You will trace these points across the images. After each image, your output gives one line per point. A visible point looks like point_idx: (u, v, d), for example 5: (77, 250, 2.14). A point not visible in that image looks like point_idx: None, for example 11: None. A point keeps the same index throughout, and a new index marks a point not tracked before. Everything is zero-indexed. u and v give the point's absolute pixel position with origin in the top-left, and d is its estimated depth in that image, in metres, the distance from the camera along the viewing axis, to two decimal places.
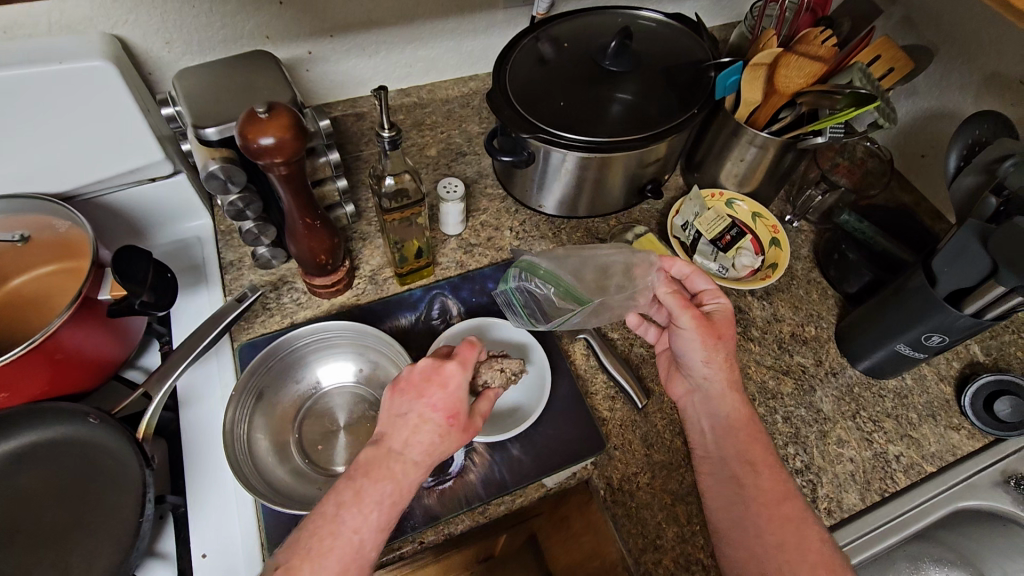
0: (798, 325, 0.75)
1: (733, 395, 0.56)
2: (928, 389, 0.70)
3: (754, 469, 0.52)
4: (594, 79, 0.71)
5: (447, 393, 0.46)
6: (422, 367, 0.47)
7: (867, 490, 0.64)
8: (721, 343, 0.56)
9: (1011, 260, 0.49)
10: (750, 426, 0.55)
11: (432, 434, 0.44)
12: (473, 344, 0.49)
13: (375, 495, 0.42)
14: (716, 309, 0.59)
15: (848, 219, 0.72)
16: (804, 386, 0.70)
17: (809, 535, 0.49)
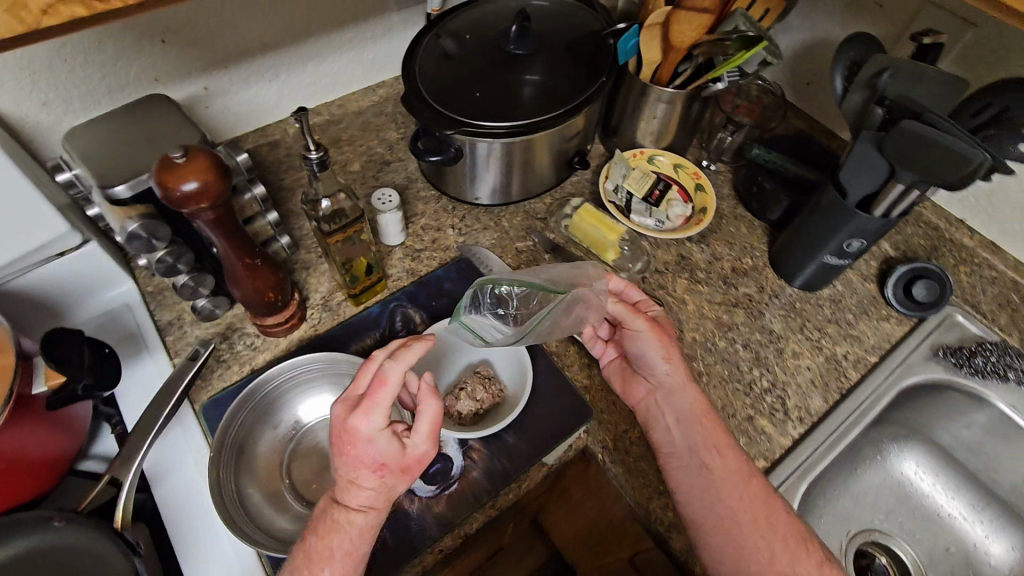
0: (735, 259, 0.80)
1: (691, 389, 0.59)
2: (857, 290, 0.78)
3: (720, 454, 0.56)
4: (502, 65, 0.72)
5: (358, 451, 0.44)
6: (334, 422, 0.46)
7: (827, 391, 0.70)
8: (672, 342, 0.60)
9: (908, 161, 0.55)
10: (703, 415, 0.58)
11: (364, 491, 0.45)
12: (382, 382, 0.45)
13: (328, 553, 0.45)
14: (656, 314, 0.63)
15: (759, 152, 0.79)
16: (754, 312, 0.75)
17: (776, 507, 0.55)
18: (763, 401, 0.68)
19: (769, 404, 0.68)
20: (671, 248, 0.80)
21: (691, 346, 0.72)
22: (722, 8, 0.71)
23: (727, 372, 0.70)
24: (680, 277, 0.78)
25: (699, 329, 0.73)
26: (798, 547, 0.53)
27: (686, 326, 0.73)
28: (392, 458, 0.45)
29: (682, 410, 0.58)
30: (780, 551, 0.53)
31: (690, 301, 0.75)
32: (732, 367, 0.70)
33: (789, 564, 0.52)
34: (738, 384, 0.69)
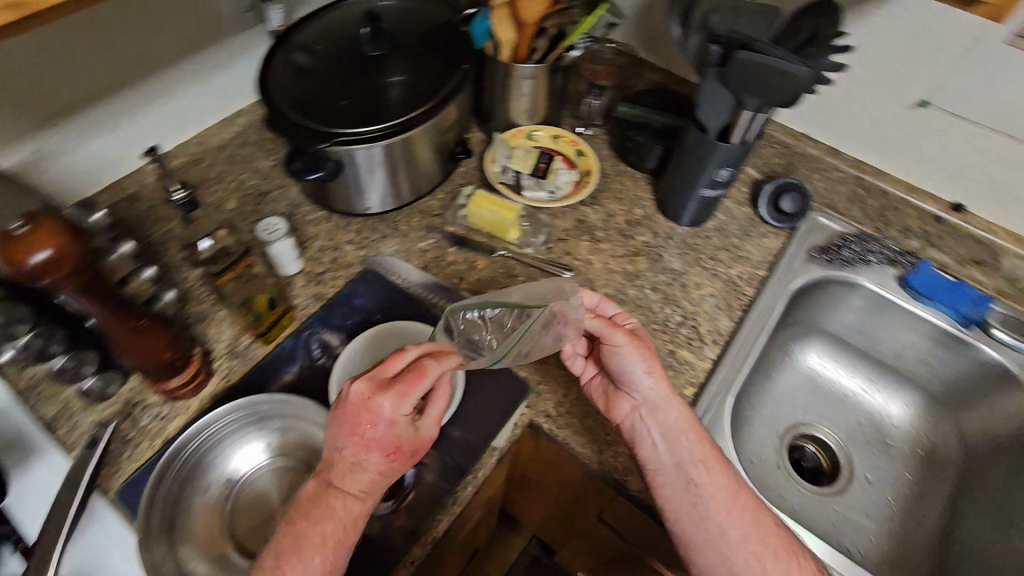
0: (626, 213, 0.85)
1: (675, 399, 0.60)
2: (735, 217, 0.86)
3: (709, 469, 0.57)
4: (362, 69, 0.71)
5: (379, 432, 0.47)
6: (353, 400, 0.48)
7: (732, 311, 0.76)
8: (652, 354, 0.61)
9: (748, 89, 0.62)
10: (691, 426, 0.59)
11: (374, 474, 0.48)
12: (421, 373, 0.49)
13: (320, 536, 0.46)
14: (636, 329, 0.63)
15: (624, 109, 0.86)
16: (655, 257, 0.81)
17: (767, 523, 0.56)
18: (680, 333, 0.73)
19: (685, 335, 0.73)
20: (567, 215, 0.84)
21: None
22: None
23: (643, 316, 0.75)
24: (581, 240, 0.81)
25: (610, 284, 0.77)
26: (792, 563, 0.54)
27: (597, 284, 0.77)
28: (408, 444, 0.49)
29: (668, 425, 0.58)
30: (773, 564, 0.53)
31: (595, 260, 0.79)
32: (646, 311, 0.75)
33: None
34: (655, 324, 0.74)
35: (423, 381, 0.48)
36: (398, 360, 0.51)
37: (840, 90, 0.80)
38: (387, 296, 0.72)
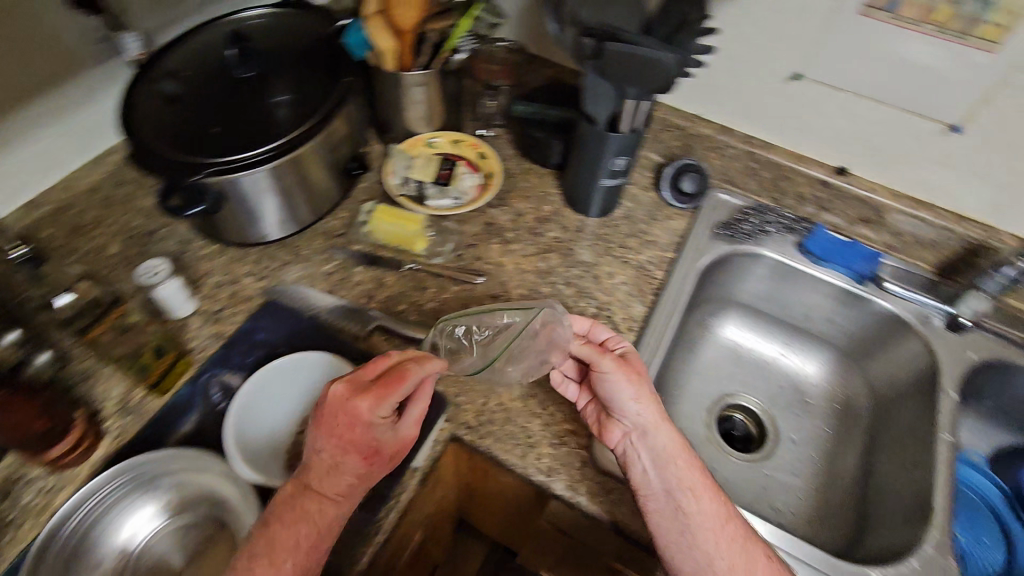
0: (535, 210, 0.85)
1: (665, 425, 0.59)
2: (641, 203, 0.88)
3: (695, 496, 0.57)
4: (234, 92, 0.68)
5: (357, 434, 0.51)
6: (332, 403, 0.52)
7: (644, 296, 0.78)
8: (644, 380, 0.60)
9: (625, 78, 0.63)
10: (681, 451, 0.59)
11: (352, 474, 0.52)
12: (403, 377, 0.52)
13: (294, 539, 0.49)
14: (628, 355, 0.63)
15: (520, 107, 0.86)
16: (566, 251, 0.81)
17: (758, 553, 0.55)
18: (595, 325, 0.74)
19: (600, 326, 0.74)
20: (475, 218, 0.83)
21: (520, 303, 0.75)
22: None
23: None
24: (492, 244, 0.81)
25: (523, 284, 0.77)
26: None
27: (510, 286, 0.77)
28: (385, 448, 0.53)
29: (659, 452, 0.58)
30: None
31: (507, 262, 0.79)
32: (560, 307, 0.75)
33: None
34: None
35: (403, 386, 0.52)
36: (377, 365, 0.54)
37: (723, 70, 0.81)
38: (292, 326, 0.70)
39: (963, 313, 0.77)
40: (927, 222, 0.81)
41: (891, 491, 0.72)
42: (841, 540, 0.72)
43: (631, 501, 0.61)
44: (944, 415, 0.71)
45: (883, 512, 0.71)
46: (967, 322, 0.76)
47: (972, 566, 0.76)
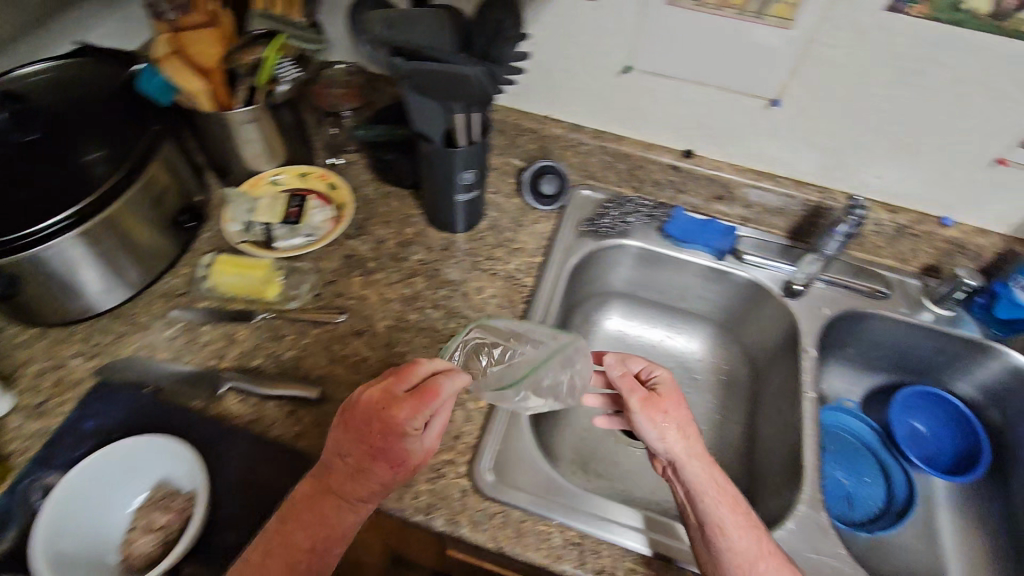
0: (397, 234, 0.83)
1: (704, 456, 0.57)
2: (506, 210, 0.87)
3: (725, 535, 0.53)
4: (14, 158, 0.61)
5: (377, 445, 0.52)
6: (364, 408, 0.53)
7: (515, 306, 0.77)
8: (683, 408, 0.59)
9: (446, 93, 0.62)
10: (720, 480, 0.56)
11: (376, 480, 0.53)
12: (437, 387, 0.52)
13: (309, 538, 0.53)
14: (666, 379, 0.62)
15: (363, 132, 0.82)
16: (432, 272, 0.79)
17: None
18: None
19: None
20: (334, 253, 0.79)
21: (387, 335, 0.72)
22: (220, 19, 0.69)
23: (427, 338, 0.73)
24: (353, 277, 0.77)
25: (390, 315, 0.74)
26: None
27: (376, 319, 0.74)
28: (407, 462, 0.53)
29: (695, 484, 0.56)
30: None
31: (370, 294, 0.76)
32: (430, 332, 0.73)
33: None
34: (441, 343, 0.72)
35: (432, 401, 0.52)
36: (416, 371, 0.55)
37: (561, 71, 0.81)
38: (130, 405, 0.63)
39: (793, 280, 0.81)
40: (770, 191, 0.83)
41: (772, 454, 0.75)
42: None
43: (515, 521, 0.60)
44: (808, 373, 0.75)
45: (768, 478, 0.74)
46: (798, 289, 0.81)
47: (858, 507, 0.81)
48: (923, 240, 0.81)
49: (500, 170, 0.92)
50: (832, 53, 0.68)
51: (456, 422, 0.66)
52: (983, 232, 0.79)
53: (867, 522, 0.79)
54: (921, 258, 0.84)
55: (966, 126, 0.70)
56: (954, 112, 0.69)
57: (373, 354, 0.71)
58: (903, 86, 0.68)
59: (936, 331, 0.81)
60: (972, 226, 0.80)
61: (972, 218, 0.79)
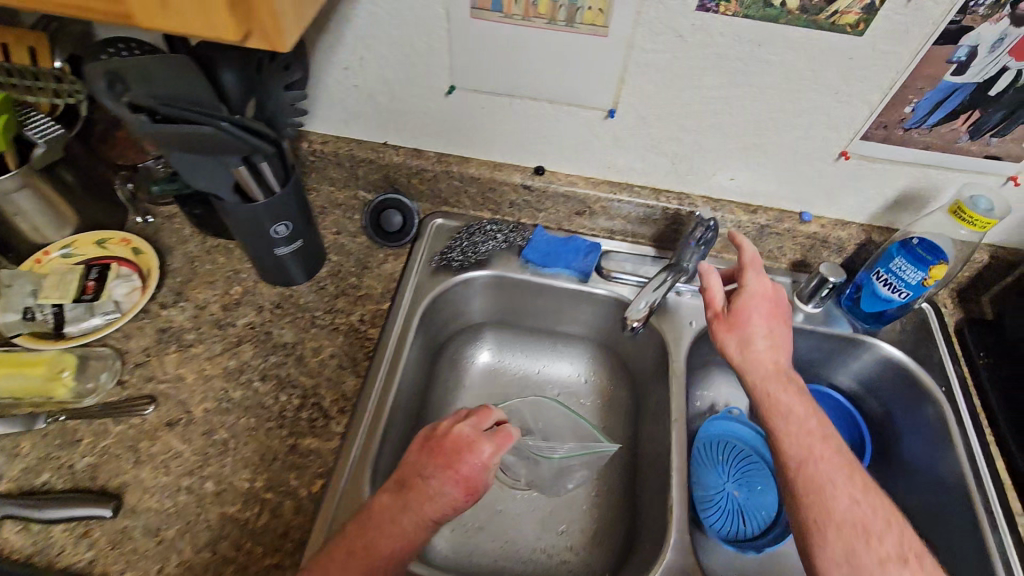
0: (222, 297, 0.73)
1: (773, 372, 0.63)
2: (352, 251, 0.79)
3: (785, 451, 0.60)
4: None
5: (467, 471, 0.58)
6: (458, 438, 0.60)
7: (357, 365, 0.69)
8: (769, 316, 0.66)
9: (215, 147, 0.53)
10: (784, 391, 0.62)
11: (447, 503, 0.57)
12: (510, 433, 0.62)
13: (389, 546, 0.54)
14: (752, 289, 0.67)
15: (159, 186, 0.69)
16: (263, 336, 0.70)
17: (836, 495, 0.56)
18: (300, 420, 0.65)
19: (306, 419, 0.65)
20: (145, 329, 0.69)
21: (207, 422, 0.64)
22: None
23: (255, 418, 0.64)
24: (167, 354, 0.68)
25: (210, 396, 0.65)
26: (860, 540, 0.54)
27: (193, 403, 0.65)
28: (480, 489, 0.59)
29: (764, 392, 0.63)
30: (836, 536, 0.54)
31: (187, 373, 0.67)
32: (257, 410, 0.65)
33: (843, 550, 0.54)
34: (270, 422, 0.64)
35: (509, 443, 0.62)
36: (488, 416, 0.64)
37: (384, 95, 0.72)
38: None
39: (633, 315, 0.66)
40: (628, 203, 0.77)
41: (651, 487, 0.72)
42: (618, 554, 0.72)
43: None
44: (676, 401, 0.73)
45: (648, 517, 0.71)
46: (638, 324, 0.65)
47: (751, 519, 0.79)
48: (785, 237, 0.77)
49: (345, 205, 0.83)
50: (654, 57, 0.62)
51: (284, 516, 0.58)
52: (843, 223, 0.76)
53: (758, 536, 0.77)
54: (789, 255, 0.80)
55: (805, 121, 0.65)
56: (790, 108, 0.64)
57: (188, 447, 0.62)
58: (733, 86, 0.63)
59: (807, 331, 0.78)
60: (831, 219, 0.76)
61: (830, 211, 0.75)
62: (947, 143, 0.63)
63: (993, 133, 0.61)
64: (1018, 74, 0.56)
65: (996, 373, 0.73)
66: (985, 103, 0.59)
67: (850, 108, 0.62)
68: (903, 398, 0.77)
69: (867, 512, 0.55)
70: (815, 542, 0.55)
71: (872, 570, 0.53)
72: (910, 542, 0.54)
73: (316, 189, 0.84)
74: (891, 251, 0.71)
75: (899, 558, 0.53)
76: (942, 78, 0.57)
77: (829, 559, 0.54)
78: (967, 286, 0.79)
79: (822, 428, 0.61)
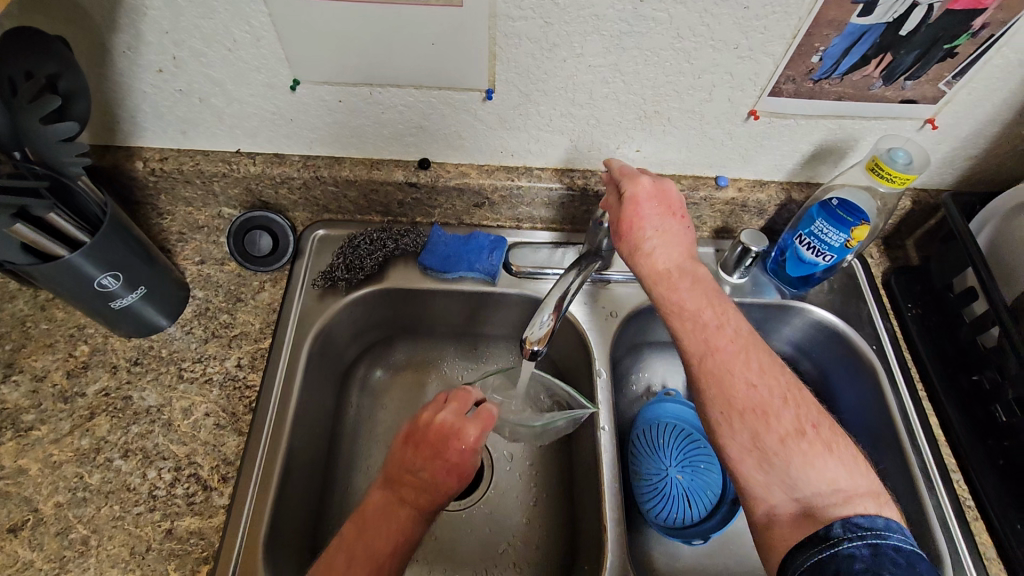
0: (65, 361, 0.62)
1: (669, 270, 0.56)
2: (220, 282, 0.68)
3: (690, 351, 0.54)
4: None
5: (457, 459, 0.53)
6: (442, 427, 0.54)
7: (237, 420, 0.60)
8: (660, 214, 0.57)
9: None
10: (677, 289, 0.56)
11: (441, 495, 0.52)
12: (492, 410, 0.57)
13: (387, 535, 0.49)
14: (639, 189, 0.56)
15: None
16: (121, 402, 0.60)
17: (738, 384, 0.52)
18: (174, 498, 0.56)
19: (183, 495, 0.56)
20: None
21: (60, 519, 0.54)
22: None
23: (119, 504, 0.55)
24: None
25: (61, 487, 0.55)
26: (760, 424, 0.50)
27: (41, 499, 0.55)
28: (471, 472, 0.54)
29: (658, 293, 0.56)
30: (742, 424, 0.50)
31: (29, 463, 0.56)
32: (121, 494, 0.55)
33: (749, 438, 0.50)
34: (139, 506, 0.55)
35: (493, 422, 0.56)
36: (469, 397, 0.58)
37: (216, 97, 0.59)
38: None
39: (533, 336, 0.55)
40: (529, 189, 0.68)
41: (586, 496, 0.68)
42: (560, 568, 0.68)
43: None
44: (603, 404, 0.68)
45: (586, 528, 0.66)
46: (536, 348, 0.55)
47: (697, 501, 0.72)
48: (702, 206, 0.71)
49: (208, 227, 0.71)
50: (525, 25, 0.52)
51: None
52: (762, 184, 0.69)
53: (706, 518, 0.71)
54: (710, 223, 0.74)
55: (708, 82, 0.56)
56: (688, 70, 0.55)
57: (39, 555, 0.52)
58: (623, 50, 0.54)
59: (736, 304, 0.73)
60: (749, 180, 0.69)
61: (746, 173, 0.69)
62: (860, 91, 0.57)
63: (906, 76, 0.55)
64: (929, 9, 0.49)
65: (925, 325, 0.69)
66: (897, 45, 0.52)
67: (754, 64, 0.54)
68: (840, 359, 0.73)
69: (765, 396, 0.51)
70: (723, 435, 0.51)
71: (774, 452, 0.49)
72: (808, 413, 0.51)
73: (170, 212, 0.71)
74: (811, 213, 0.65)
75: (798, 433, 0.49)
76: (849, 21, 0.50)
77: (737, 455, 0.51)
78: (892, 234, 0.75)
79: (718, 318, 0.55)
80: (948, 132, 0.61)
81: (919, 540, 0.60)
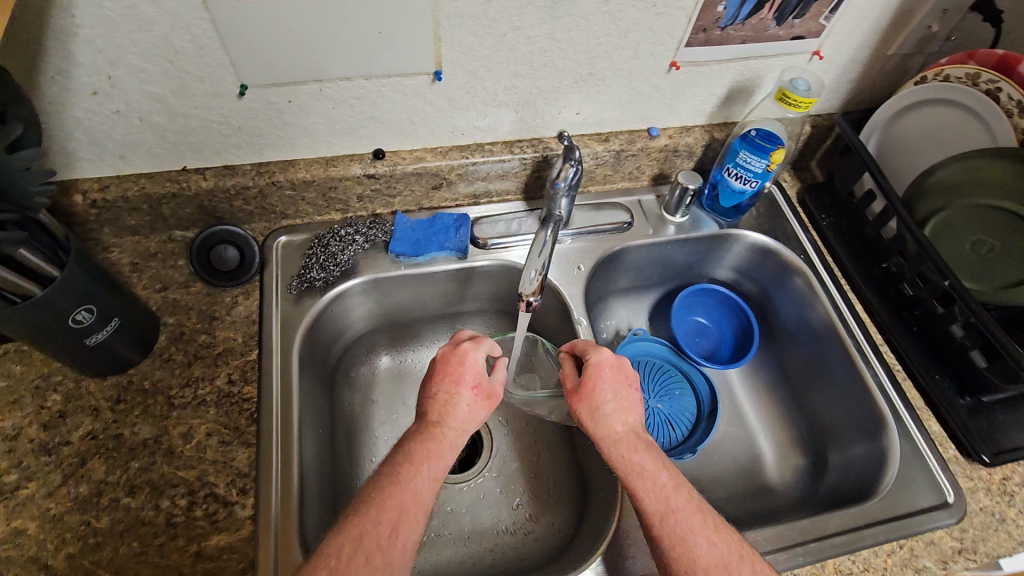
0: (37, 414, 0.58)
1: (626, 436, 0.57)
2: (189, 304, 0.67)
3: (647, 515, 0.53)
4: None
5: (457, 370, 0.56)
6: (440, 356, 0.58)
7: (242, 433, 0.60)
8: (615, 381, 0.60)
9: None
10: (635, 451, 0.56)
11: (466, 407, 0.55)
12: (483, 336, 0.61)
13: (427, 451, 0.51)
14: (600, 358, 0.61)
15: None
16: (112, 442, 0.58)
17: (694, 543, 0.51)
18: (196, 521, 0.55)
19: (204, 516, 0.55)
20: None
21: (77, 569, 0.52)
22: None
23: (138, 540, 0.53)
24: None
25: (69, 538, 0.53)
26: None
27: (50, 554, 0.52)
28: (486, 384, 0.57)
29: (615, 456, 0.56)
30: None
31: (26, 522, 0.53)
32: (138, 530, 0.54)
33: None
34: (159, 537, 0.54)
35: (486, 341, 0.60)
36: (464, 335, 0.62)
37: (158, 114, 0.58)
38: None
39: (526, 291, 0.63)
40: (484, 164, 0.72)
41: (586, 437, 0.73)
42: (575, 507, 0.73)
43: None
44: None
45: (592, 465, 0.72)
46: (533, 299, 0.63)
47: (679, 423, 0.79)
48: (641, 157, 0.77)
49: (162, 253, 0.69)
50: (465, 6, 0.55)
51: None
52: (687, 129, 0.77)
53: (691, 434, 0.77)
54: (648, 172, 0.81)
55: (632, 40, 0.62)
56: (615, 31, 0.61)
57: None
58: (556, 19, 0.58)
59: (682, 240, 0.81)
60: (676, 127, 0.77)
61: (673, 120, 0.76)
62: (759, 33, 0.65)
63: (795, 15, 0.64)
64: None
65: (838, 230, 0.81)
66: None
67: (670, 19, 0.61)
68: (774, 275, 0.83)
69: (724, 553, 0.50)
70: None
71: None
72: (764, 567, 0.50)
73: (117, 244, 0.68)
74: (735, 147, 0.73)
75: None
76: None
77: None
78: (798, 159, 0.86)
79: (675, 478, 0.55)
80: (832, 60, 0.71)
81: (865, 405, 0.71)
